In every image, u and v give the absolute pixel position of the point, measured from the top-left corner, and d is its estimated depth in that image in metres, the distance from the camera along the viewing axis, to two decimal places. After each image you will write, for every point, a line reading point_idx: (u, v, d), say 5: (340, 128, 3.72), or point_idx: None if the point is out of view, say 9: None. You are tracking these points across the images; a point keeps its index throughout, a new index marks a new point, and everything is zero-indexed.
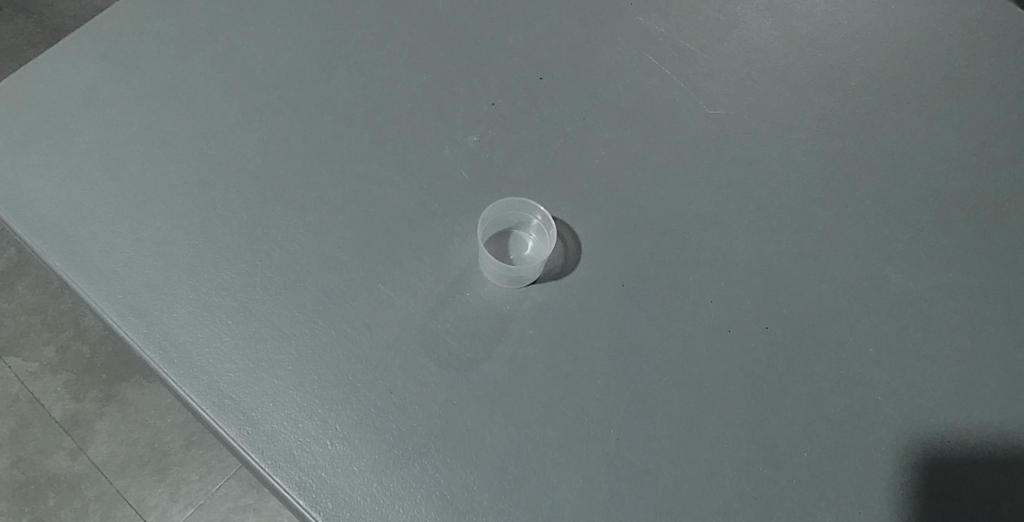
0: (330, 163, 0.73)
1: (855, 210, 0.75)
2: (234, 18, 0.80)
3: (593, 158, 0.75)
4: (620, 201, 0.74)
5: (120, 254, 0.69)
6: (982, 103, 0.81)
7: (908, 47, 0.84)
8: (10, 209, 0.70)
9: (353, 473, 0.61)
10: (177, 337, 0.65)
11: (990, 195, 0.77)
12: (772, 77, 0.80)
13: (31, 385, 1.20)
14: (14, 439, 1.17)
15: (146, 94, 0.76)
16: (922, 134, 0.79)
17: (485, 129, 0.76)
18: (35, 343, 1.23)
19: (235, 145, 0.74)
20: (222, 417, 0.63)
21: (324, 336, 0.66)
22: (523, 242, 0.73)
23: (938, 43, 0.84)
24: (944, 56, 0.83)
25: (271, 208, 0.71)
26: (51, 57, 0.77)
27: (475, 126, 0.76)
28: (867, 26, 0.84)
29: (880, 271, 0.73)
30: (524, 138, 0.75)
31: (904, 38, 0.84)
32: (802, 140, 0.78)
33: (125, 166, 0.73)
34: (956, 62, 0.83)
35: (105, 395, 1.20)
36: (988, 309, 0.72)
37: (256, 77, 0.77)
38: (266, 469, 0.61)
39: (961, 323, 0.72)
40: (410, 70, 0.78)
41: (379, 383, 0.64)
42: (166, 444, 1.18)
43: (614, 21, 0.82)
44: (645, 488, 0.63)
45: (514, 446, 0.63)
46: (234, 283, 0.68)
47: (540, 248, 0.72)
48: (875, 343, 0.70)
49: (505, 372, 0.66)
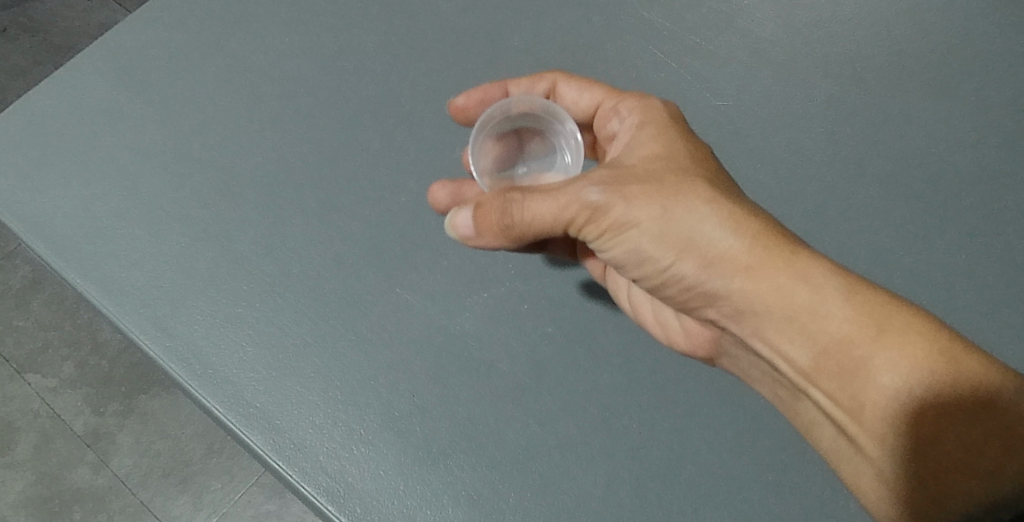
0: (344, 170, 0.74)
1: (871, 193, 0.74)
2: (241, 30, 0.81)
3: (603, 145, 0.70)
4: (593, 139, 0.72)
5: (140, 270, 0.70)
6: (1007, 73, 0.78)
7: (929, 19, 0.81)
8: (36, 232, 0.72)
9: (380, 477, 0.63)
10: (199, 349, 0.67)
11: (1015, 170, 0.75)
12: (783, 62, 0.79)
13: (52, 401, 1.17)
14: (37, 454, 1.14)
15: (162, 110, 0.77)
16: (939, 116, 0.77)
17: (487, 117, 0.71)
18: (53, 358, 1.19)
19: (249, 157, 0.75)
20: (248, 426, 0.64)
21: (346, 342, 0.67)
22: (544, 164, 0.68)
23: (960, 15, 0.81)
24: (964, 28, 0.80)
25: (287, 217, 0.72)
26: (65, 79, 0.78)
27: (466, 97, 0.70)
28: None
29: (898, 255, 0.72)
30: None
31: (925, 10, 0.81)
32: (814, 128, 0.77)
33: (144, 182, 0.74)
34: (976, 33, 0.80)
35: (125, 408, 1.16)
36: (1015, 286, 0.71)
37: (265, 88, 0.78)
38: (294, 475, 0.62)
39: (985, 303, 0.70)
40: (417, 74, 0.78)
41: (401, 386, 0.65)
42: (187, 454, 1.14)
43: (618, 16, 0.81)
44: (671, 481, 0.63)
45: (538, 444, 0.64)
46: (252, 294, 0.69)
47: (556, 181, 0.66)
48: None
49: (525, 370, 0.66)
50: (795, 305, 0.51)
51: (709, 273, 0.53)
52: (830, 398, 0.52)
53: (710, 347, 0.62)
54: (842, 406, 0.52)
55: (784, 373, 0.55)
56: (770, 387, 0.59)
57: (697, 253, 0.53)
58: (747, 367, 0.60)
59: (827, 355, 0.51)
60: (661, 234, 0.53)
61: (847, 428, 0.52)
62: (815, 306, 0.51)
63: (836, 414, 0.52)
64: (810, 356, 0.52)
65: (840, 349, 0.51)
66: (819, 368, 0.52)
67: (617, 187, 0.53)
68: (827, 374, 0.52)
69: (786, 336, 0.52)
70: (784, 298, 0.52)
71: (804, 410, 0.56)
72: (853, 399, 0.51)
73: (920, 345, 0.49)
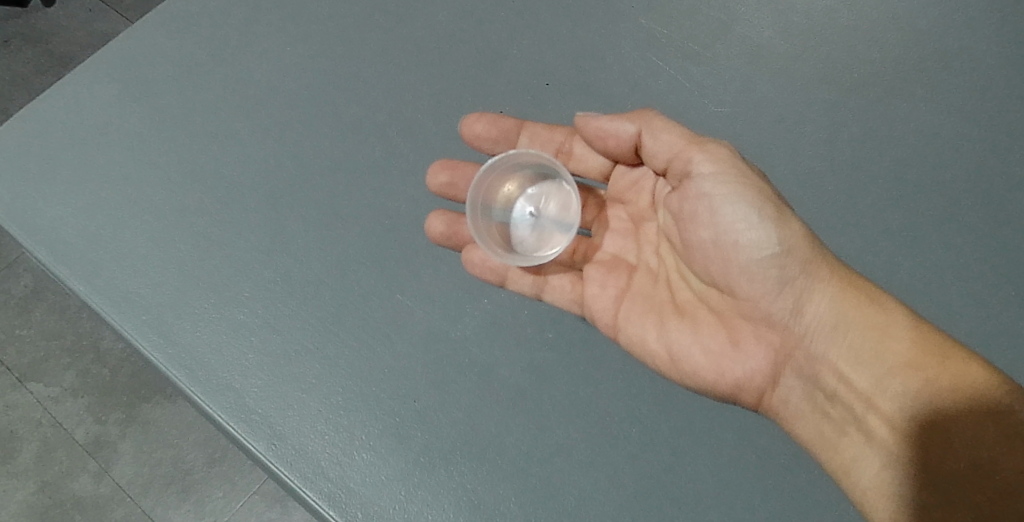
0: (346, 178, 0.74)
1: (869, 199, 0.75)
2: (243, 40, 0.81)
3: (607, 203, 0.73)
4: (592, 197, 0.74)
5: (143, 277, 0.71)
6: (1008, 75, 0.78)
7: (930, 21, 0.80)
8: (41, 241, 0.73)
9: (381, 482, 0.63)
10: (202, 355, 0.67)
11: (1014, 174, 0.75)
12: (781, 69, 0.80)
13: (54, 410, 1.16)
14: (38, 462, 1.13)
15: (165, 119, 0.78)
16: (938, 119, 0.77)
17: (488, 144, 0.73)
18: (56, 368, 1.18)
19: (251, 165, 0.75)
20: (251, 432, 0.64)
21: (348, 349, 0.67)
22: (536, 217, 0.74)
23: (962, 17, 0.80)
24: (965, 30, 0.80)
25: (289, 225, 0.72)
26: (69, 90, 0.79)
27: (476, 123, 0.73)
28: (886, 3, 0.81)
29: (896, 260, 0.73)
30: (527, 141, 0.74)
31: (926, 13, 0.81)
32: (812, 134, 0.77)
33: (147, 191, 0.74)
34: (978, 34, 0.80)
35: (126, 417, 1.15)
36: (1014, 290, 0.71)
37: (267, 98, 0.78)
38: (296, 481, 0.63)
39: (984, 306, 0.71)
40: (418, 83, 0.79)
41: (402, 392, 0.66)
42: (188, 462, 1.12)
43: (617, 24, 0.82)
44: (671, 485, 0.64)
45: (539, 450, 0.64)
46: (253, 300, 0.69)
47: (549, 238, 0.72)
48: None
49: (525, 376, 0.67)
50: (871, 328, 0.59)
51: (796, 301, 0.60)
52: (885, 421, 0.58)
53: (754, 392, 0.61)
54: (897, 428, 0.57)
55: (842, 399, 0.59)
56: (815, 424, 0.60)
57: (781, 276, 0.59)
58: (796, 407, 0.61)
59: (892, 377, 0.58)
60: (757, 257, 0.59)
61: (896, 453, 0.57)
62: (890, 331, 0.58)
63: (889, 438, 0.57)
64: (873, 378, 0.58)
65: (908, 371, 0.57)
66: (882, 389, 0.58)
67: (746, 210, 0.59)
68: (888, 395, 0.58)
69: (855, 358, 0.59)
70: (864, 323, 0.59)
71: (848, 446, 0.59)
72: (909, 419, 0.57)
73: (981, 374, 0.55)
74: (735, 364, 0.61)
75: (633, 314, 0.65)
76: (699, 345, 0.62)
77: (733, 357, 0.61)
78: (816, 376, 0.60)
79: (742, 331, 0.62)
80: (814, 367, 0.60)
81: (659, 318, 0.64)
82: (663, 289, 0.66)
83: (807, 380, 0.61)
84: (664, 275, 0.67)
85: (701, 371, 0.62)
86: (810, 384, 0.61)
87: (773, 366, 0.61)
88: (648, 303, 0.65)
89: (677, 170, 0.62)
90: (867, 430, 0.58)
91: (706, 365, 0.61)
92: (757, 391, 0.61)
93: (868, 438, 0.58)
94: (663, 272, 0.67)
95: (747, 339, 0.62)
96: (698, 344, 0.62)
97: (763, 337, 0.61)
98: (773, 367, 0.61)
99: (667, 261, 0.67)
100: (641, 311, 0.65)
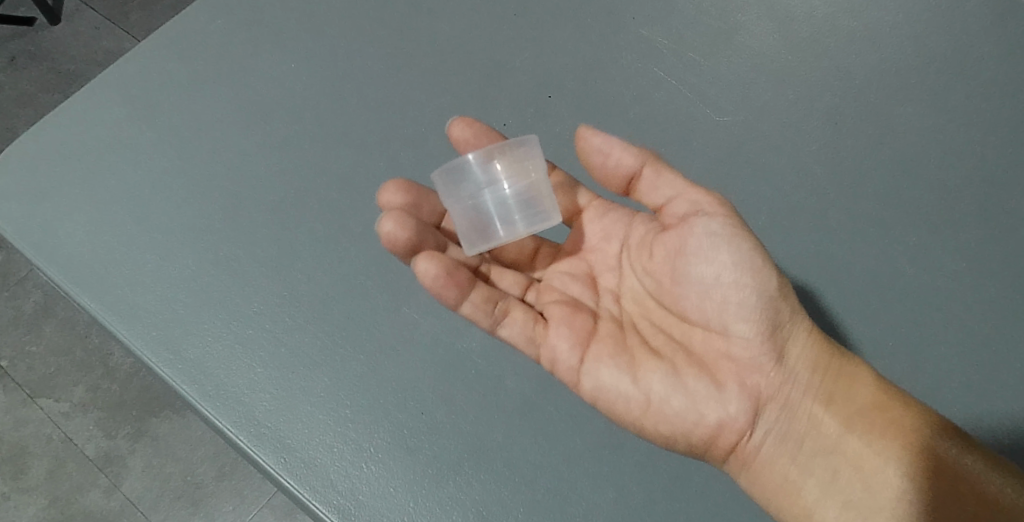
0: (350, 193, 0.75)
1: (876, 202, 0.74)
2: (248, 58, 0.82)
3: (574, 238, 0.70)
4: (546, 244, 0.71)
5: (152, 293, 0.71)
6: (1004, 79, 0.79)
7: (923, 31, 0.82)
8: (50, 258, 0.73)
9: (390, 494, 0.63)
10: (211, 370, 0.68)
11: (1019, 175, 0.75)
12: (781, 77, 0.80)
13: (64, 425, 1.16)
14: (49, 478, 1.13)
15: (173, 137, 0.79)
16: (940, 123, 0.77)
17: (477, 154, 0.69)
18: (66, 383, 1.19)
19: (257, 181, 0.76)
20: (259, 445, 0.65)
21: (356, 362, 0.68)
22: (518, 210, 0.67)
23: (954, 26, 0.82)
24: (959, 38, 0.81)
25: (295, 239, 0.73)
26: (81, 110, 0.80)
27: (461, 129, 0.68)
28: (881, 14, 0.83)
29: (907, 261, 0.72)
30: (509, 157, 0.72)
31: (919, 23, 0.82)
32: (815, 141, 0.77)
33: (156, 208, 0.75)
34: (971, 42, 0.81)
35: (136, 431, 1.15)
36: None
37: (272, 114, 0.79)
38: (306, 495, 0.63)
39: (1002, 306, 0.69)
40: (420, 97, 0.80)
41: (410, 404, 0.66)
42: (198, 476, 1.11)
43: (618, 37, 0.83)
44: (677, 494, 0.64)
45: (545, 460, 0.65)
46: (263, 315, 0.70)
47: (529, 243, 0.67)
48: (906, 332, 0.69)
49: (532, 386, 0.67)
50: (839, 375, 0.61)
51: (780, 344, 0.60)
52: (851, 461, 0.59)
53: (731, 436, 0.59)
54: (861, 469, 0.59)
55: (813, 441, 0.60)
56: (786, 467, 0.60)
57: (773, 317, 0.60)
58: (770, 451, 0.60)
59: (859, 417, 0.60)
60: (748, 302, 0.59)
61: (860, 494, 0.58)
62: (856, 378, 0.61)
63: (852, 479, 0.59)
64: (839, 421, 0.60)
65: (874, 413, 0.60)
66: (849, 431, 0.60)
67: (750, 250, 0.59)
68: (853, 436, 0.60)
69: (826, 398, 0.61)
70: (835, 371, 0.61)
71: (811, 487, 0.59)
72: (873, 461, 0.59)
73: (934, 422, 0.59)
74: (717, 406, 0.59)
75: (601, 355, 0.61)
76: (679, 386, 0.59)
77: (714, 398, 0.59)
78: (790, 419, 0.60)
79: (724, 371, 0.60)
80: (788, 413, 0.60)
81: (631, 361, 0.61)
82: (630, 333, 0.63)
83: (780, 424, 0.60)
84: (628, 321, 0.65)
85: (681, 411, 0.59)
86: (783, 428, 0.60)
87: (752, 409, 0.60)
88: (618, 345, 0.62)
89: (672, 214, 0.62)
90: (834, 472, 0.59)
91: (687, 405, 0.59)
92: (734, 438, 0.59)
93: (833, 478, 0.59)
94: (626, 319, 0.65)
95: (730, 381, 0.60)
96: (679, 387, 0.59)
97: (743, 382, 0.60)
98: (750, 411, 0.60)
99: (629, 309, 0.65)
100: (611, 352, 0.61)
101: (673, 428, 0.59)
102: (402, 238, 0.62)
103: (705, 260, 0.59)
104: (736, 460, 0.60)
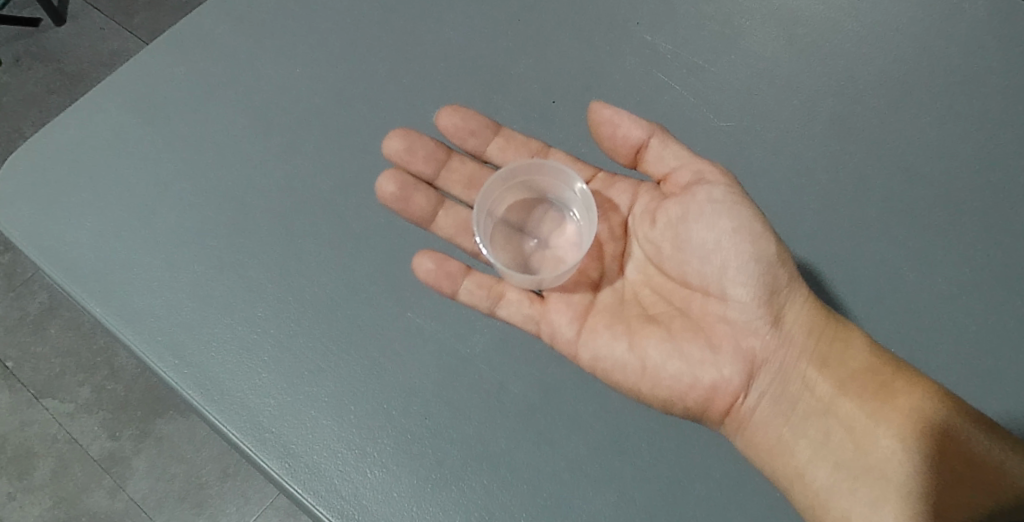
0: (353, 198, 0.75)
1: (877, 209, 0.74)
2: (252, 63, 0.83)
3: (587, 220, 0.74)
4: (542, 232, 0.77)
5: (158, 297, 0.72)
6: (1006, 86, 0.79)
7: (929, 35, 0.81)
8: (56, 261, 0.73)
9: (394, 499, 0.63)
10: (215, 376, 0.68)
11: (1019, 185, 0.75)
12: (785, 82, 0.80)
13: (69, 425, 1.16)
14: (54, 478, 1.13)
15: (178, 141, 0.79)
16: (942, 129, 0.77)
17: (468, 136, 0.76)
18: (71, 383, 1.19)
19: (262, 186, 0.76)
20: (264, 451, 0.65)
21: (360, 367, 0.68)
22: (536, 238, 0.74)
23: (960, 31, 0.81)
24: (965, 42, 0.81)
25: (299, 244, 0.73)
26: (87, 113, 0.81)
27: (449, 116, 0.75)
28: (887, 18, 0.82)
29: (902, 270, 0.72)
30: (501, 145, 0.77)
31: (924, 28, 0.82)
32: (819, 146, 0.77)
33: (161, 211, 0.76)
34: (977, 47, 0.80)
35: (140, 432, 1.15)
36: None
37: (276, 119, 0.80)
38: (310, 500, 0.63)
39: (995, 316, 0.70)
40: (424, 103, 0.80)
41: (412, 409, 0.66)
42: (202, 477, 1.12)
43: (621, 41, 0.83)
44: (677, 497, 0.64)
45: (546, 466, 0.65)
46: (268, 320, 0.70)
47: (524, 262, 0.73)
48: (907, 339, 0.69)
49: (534, 392, 0.67)
50: (836, 339, 0.64)
51: (777, 309, 0.64)
52: (841, 423, 0.62)
53: (726, 398, 0.63)
54: (852, 433, 0.62)
55: (806, 403, 0.63)
56: (779, 427, 0.63)
57: (772, 282, 0.63)
58: (765, 412, 0.63)
59: (853, 381, 0.63)
60: (747, 266, 0.62)
61: (849, 455, 0.61)
62: (852, 342, 0.64)
63: (843, 442, 0.61)
64: (834, 384, 0.63)
65: (867, 376, 0.63)
66: (843, 394, 0.63)
67: (752, 216, 0.62)
68: (847, 400, 0.63)
69: (820, 362, 0.64)
70: (833, 334, 0.64)
71: (803, 449, 0.62)
72: (866, 424, 0.62)
73: (931, 389, 0.61)
74: (711, 369, 0.63)
75: (598, 325, 0.66)
76: (675, 350, 0.63)
77: (709, 362, 0.63)
78: (786, 381, 0.64)
79: (720, 335, 0.64)
80: (781, 376, 0.64)
81: (626, 329, 0.65)
82: (630, 302, 0.68)
83: (776, 386, 0.64)
84: (629, 291, 0.69)
85: (675, 376, 0.63)
86: (778, 389, 0.64)
87: (746, 372, 0.63)
88: (615, 315, 0.67)
89: (678, 183, 0.66)
90: (827, 432, 0.62)
91: (681, 369, 0.63)
92: (728, 401, 0.63)
93: (825, 440, 0.62)
94: (628, 290, 0.70)
95: (725, 344, 0.63)
96: (675, 352, 0.63)
97: (739, 346, 0.64)
98: (745, 373, 0.63)
99: (633, 281, 0.70)
100: (607, 322, 0.66)
101: (667, 394, 0.63)
102: (389, 194, 0.73)
103: (704, 224, 0.63)
104: (733, 423, 0.63)
